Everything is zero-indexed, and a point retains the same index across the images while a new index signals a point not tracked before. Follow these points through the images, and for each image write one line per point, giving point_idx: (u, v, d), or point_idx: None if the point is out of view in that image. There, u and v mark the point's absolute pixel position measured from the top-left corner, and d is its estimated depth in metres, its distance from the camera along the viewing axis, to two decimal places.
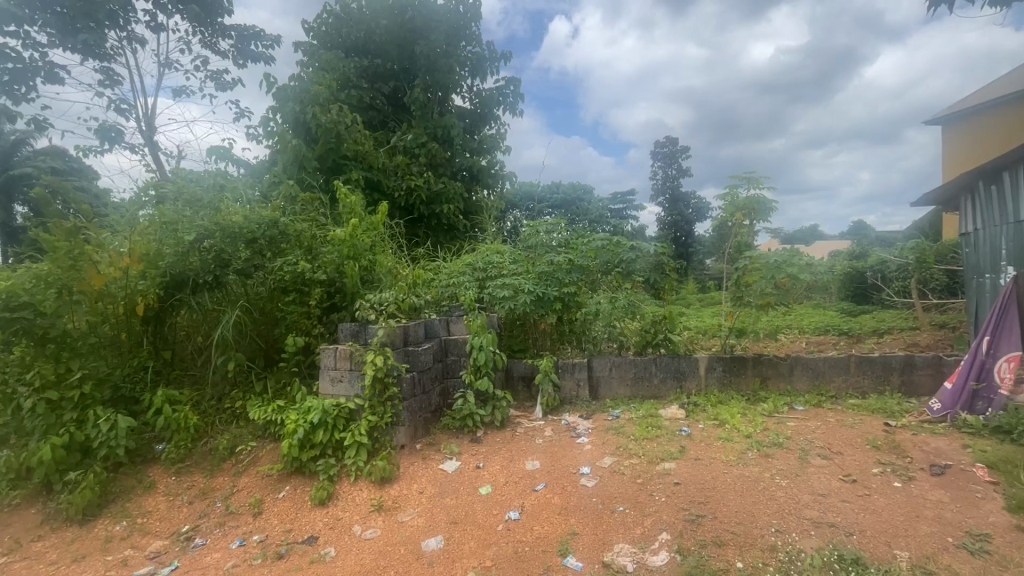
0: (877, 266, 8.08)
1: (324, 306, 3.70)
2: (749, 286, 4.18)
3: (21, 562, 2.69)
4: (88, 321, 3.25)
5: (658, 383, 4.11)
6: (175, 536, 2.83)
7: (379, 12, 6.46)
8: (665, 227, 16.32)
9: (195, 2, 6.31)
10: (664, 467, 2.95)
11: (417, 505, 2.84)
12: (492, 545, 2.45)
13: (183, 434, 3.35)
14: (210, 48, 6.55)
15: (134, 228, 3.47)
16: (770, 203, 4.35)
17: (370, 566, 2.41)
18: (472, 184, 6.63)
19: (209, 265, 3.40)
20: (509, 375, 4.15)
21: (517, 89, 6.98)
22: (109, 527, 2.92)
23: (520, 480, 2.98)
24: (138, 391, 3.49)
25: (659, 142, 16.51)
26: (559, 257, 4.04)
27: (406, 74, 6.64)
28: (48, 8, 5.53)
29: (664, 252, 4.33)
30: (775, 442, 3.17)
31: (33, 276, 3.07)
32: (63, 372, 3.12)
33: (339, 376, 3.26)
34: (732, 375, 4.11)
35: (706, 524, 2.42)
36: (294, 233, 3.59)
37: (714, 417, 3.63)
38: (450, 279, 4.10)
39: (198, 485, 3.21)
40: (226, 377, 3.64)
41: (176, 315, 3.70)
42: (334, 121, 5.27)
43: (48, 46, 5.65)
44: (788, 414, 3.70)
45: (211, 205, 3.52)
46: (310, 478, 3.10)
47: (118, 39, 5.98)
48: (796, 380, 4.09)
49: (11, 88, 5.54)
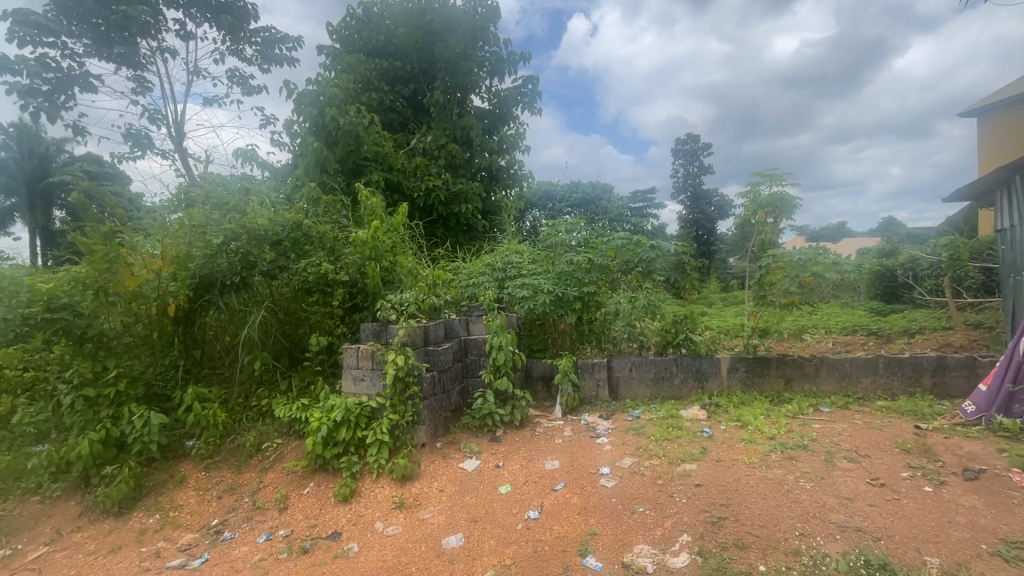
0: (908, 265, 7.81)
1: (346, 306, 3.83)
2: (773, 285, 4.10)
3: (62, 552, 2.84)
4: (123, 321, 3.39)
5: (679, 384, 4.07)
6: (205, 530, 2.93)
7: (398, 16, 6.56)
8: (686, 226, 16.07)
9: (223, 10, 6.49)
10: (685, 468, 2.93)
11: (437, 503, 2.87)
12: (512, 544, 2.47)
13: (213, 431, 3.45)
14: (237, 55, 6.73)
15: (165, 231, 3.59)
16: (794, 200, 4.25)
17: (391, 563, 2.45)
18: (491, 184, 6.67)
19: (235, 266, 3.47)
20: (528, 375, 4.16)
21: (535, 88, 6.99)
22: (144, 519, 3.03)
23: (540, 480, 2.99)
24: (170, 389, 3.60)
25: (679, 139, 16.29)
26: (578, 256, 4.03)
27: (426, 76, 6.71)
28: (85, 20, 5.77)
29: (686, 251, 4.23)
30: (800, 444, 3.11)
31: (72, 279, 3.22)
32: (99, 370, 3.26)
33: (361, 375, 3.32)
34: (755, 375, 4.04)
35: (728, 526, 2.39)
36: (317, 234, 3.69)
37: (736, 418, 3.58)
38: (470, 279, 4.15)
39: (227, 481, 3.30)
40: (252, 376, 3.73)
41: (206, 315, 3.79)
42: (353, 123, 5.31)
43: (85, 56, 5.88)
44: (814, 415, 3.62)
45: (237, 208, 3.63)
46: (333, 475, 3.16)
47: (151, 48, 6.20)
48: (822, 381, 4.00)
49: (51, 97, 5.79)
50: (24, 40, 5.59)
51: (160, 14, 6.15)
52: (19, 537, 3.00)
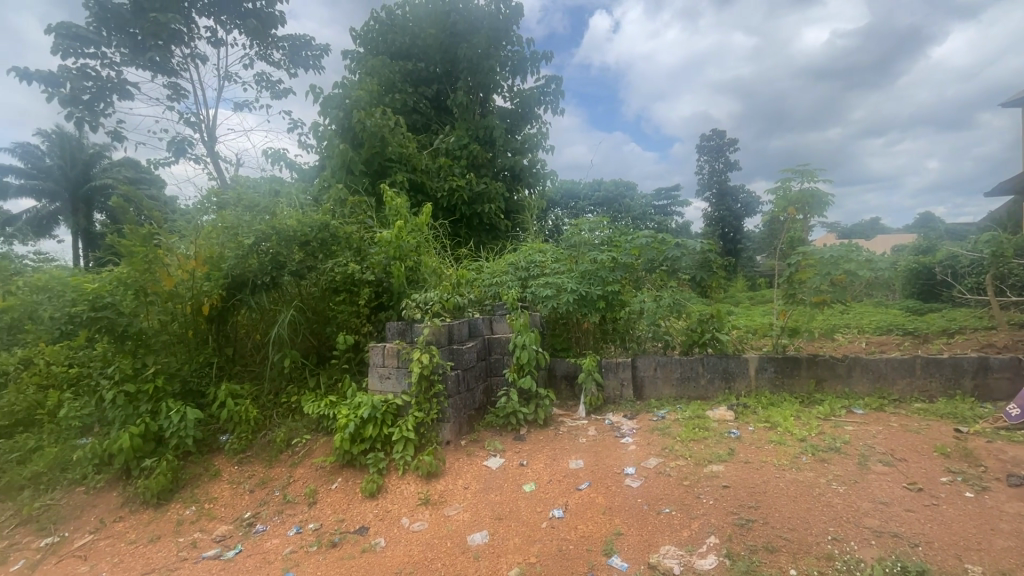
0: (947, 262, 7.49)
1: (372, 305, 3.88)
2: (803, 283, 4.00)
3: (105, 541, 2.98)
4: (160, 320, 3.49)
5: (706, 383, 4.00)
6: (238, 522, 3.02)
7: (422, 18, 6.63)
8: (712, 223, 15.74)
9: (252, 16, 6.65)
10: (712, 470, 2.88)
11: (463, 500, 2.90)
12: (537, 542, 2.48)
13: (245, 426, 3.55)
14: (265, 60, 6.90)
15: (198, 232, 3.70)
16: (827, 196, 4.14)
17: (418, 559, 2.48)
18: (514, 184, 6.67)
19: (266, 267, 3.59)
20: (552, 374, 4.15)
21: (558, 87, 6.99)
22: (181, 510, 3.15)
23: (564, 479, 2.98)
24: (204, 385, 3.70)
25: (704, 135, 16.00)
26: (602, 255, 4.02)
27: (449, 77, 6.78)
28: (122, 30, 6.04)
29: (712, 249, 4.13)
30: (831, 447, 3.03)
31: (114, 278, 3.36)
32: (138, 367, 3.40)
33: (387, 373, 3.38)
34: (784, 375, 3.95)
35: (757, 529, 2.35)
36: (344, 235, 3.78)
37: (765, 419, 3.51)
38: (494, 279, 4.18)
39: (258, 475, 3.39)
40: (282, 373, 3.82)
41: (238, 313, 3.88)
42: (378, 124, 5.39)
43: (122, 65, 6.13)
44: (846, 417, 3.52)
45: (267, 210, 3.74)
46: (360, 471, 3.22)
47: (184, 55, 6.41)
48: (855, 382, 3.89)
49: (92, 105, 6.04)
50: (66, 52, 5.86)
51: (192, 23, 6.38)
52: (66, 525, 3.16)
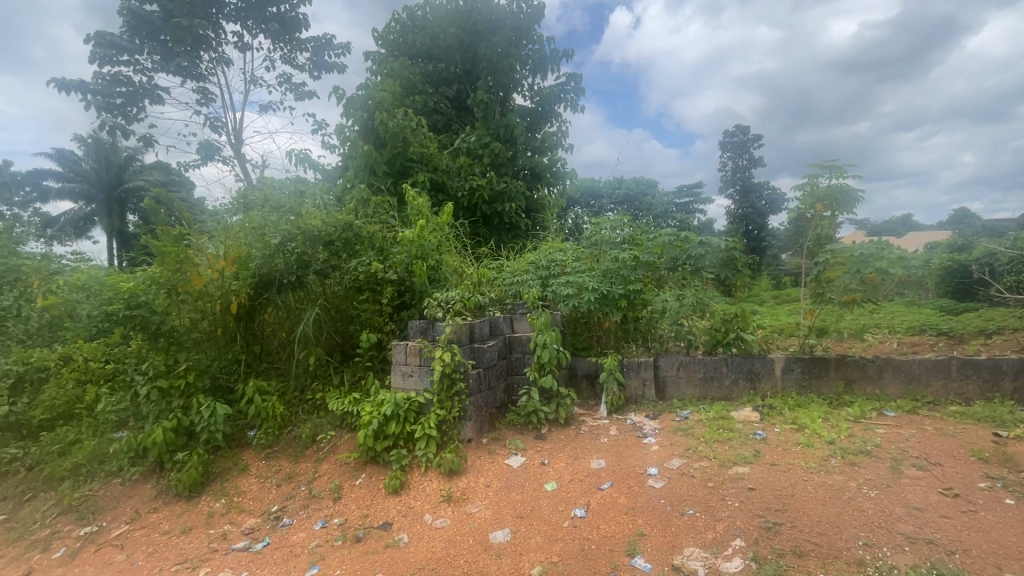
0: (984, 259, 7.20)
1: (395, 304, 3.92)
2: (831, 281, 3.91)
3: (141, 531, 3.10)
4: (191, 317, 3.60)
5: (730, 384, 3.94)
6: (266, 515, 3.10)
7: (442, 18, 6.66)
8: (735, 221, 15.42)
9: (275, 20, 6.78)
10: (737, 471, 2.83)
11: (485, 498, 2.91)
12: (559, 541, 2.48)
13: (272, 422, 3.63)
14: (289, 62, 7.03)
15: (227, 233, 3.80)
16: (856, 192, 4.03)
17: (440, 555, 2.51)
18: (534, 182, 6.65)
19: (291, 266, 3.67)
20: (572, 373, 4.13)
21: (578, 84, 6.95)
22: (211, 503, 3.24)
23: (586, 478, 2.97)
24: (233, 381, 3.80)
25: (727, 131, 15.71)
26: (623, 253, 4.00)
27: (469, 77, 6.81)
28: (154, 37, 6.22)
29: (737, 246, 4.03)
30: (862, 450, 2.95)
31: (149, 278, 3.47)
32: (171, 363, 3.46)
33: (409, 371, 3.42)
34: (812, 376, 3.86)
35: (784, 532, 2.30)
36: (367, 234, 3.84)
37: (792, 420, 3.43)
38: (515, 277, 4.21)
39: (285, 469, 3.46)
40: (308, 370, 3.89)
41: (265, 312, 3.97)
42: (400, 125, 5.45)
43: (154, 71, 6.33)
44: (878, 420, 3.42)
45: (293, 210, 3.82)
46: (383, 467, 3.26)
47: (211, 60, 6.58)
48: (886, 384, 3.77)
49: (125, 110, 6.26)
50: (101, 59, 6.08)
51: (219, 28, 6.55)
52: (104, 515, 3.29)
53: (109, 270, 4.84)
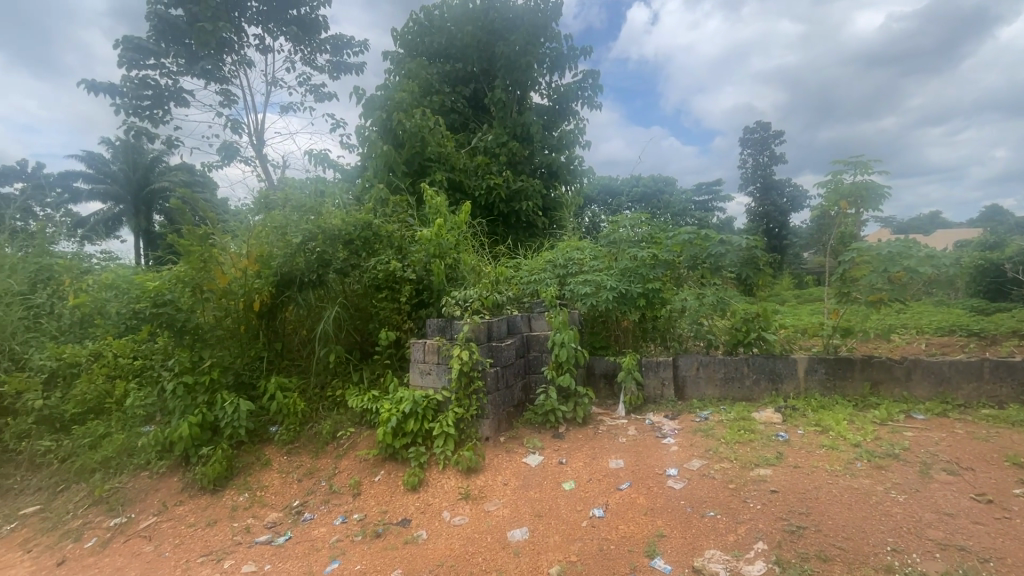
0: (1016, 258, 6.96)
1: (413, 302, 3.94)
2: (856, 281, 3.82)
3: (168, 523, 3.18)
4: (215, 315, 3.69)
5: (752, 385, 3.87)
6: (288, 510, 3.15)
7: (459, 17, 6.67)
8: (755, 219, 15.11)
9: (296, 22, 6.89)
10: (759, 474, 2.78)
11: (502, 496, 2.92)
12: (577, 541, 2.47)
13: (293, 418, 3.69)
14: (309, 64, 7.13)
15: (250, 232, 3.87)
16: (882, 189, 3.92)
17: (459, 552, 2.52)
18: (551, 181, 6.62)
19: (311, 265, 3.73)
20: (590, 372, 4.10)
21: (596, 82, 6.91)
22: (235, 497, 3.31)
23: (604, 478, 2.96)
24: (255, 377, 3.87)
25: (748, 128, 15.51)
26: (642, 252, 3.96)
27: (486, 76, 6.82)
28: (179, 41, 6.37)
29: (758, 245, 3.96)
30: (889, 453, 2.87)
31: (174, 277, 3.56)
32: (196, 359, 3.57)
33: (427, 369, 3.43)
34: (836, 378, 3.78)
35: (808, 536, 2.26)
36: (386, 233, 3.87)
37: (816, 422, 3.36)
38: (532, 276, 4.21)
39: (306, 465, 3.51)
40: (328, 367, 3.94)
41: (286, 310, 4.01)
42: (418, 125, 5.50)
43: (179, 74, 6.47)
44: (906, 423, 3.33)
45: (314, 210, 3.88)
46: (402, 464, 3.28)
47: (234, 62, 6.70)
48: (913, 386, 3.68)
49: (152, 113, 6.42)
50: (129, 64, 6.24)
51: (242, 32, 6.68)
52: (133, 506, 3.39)
53: (136, 269, 4.99)
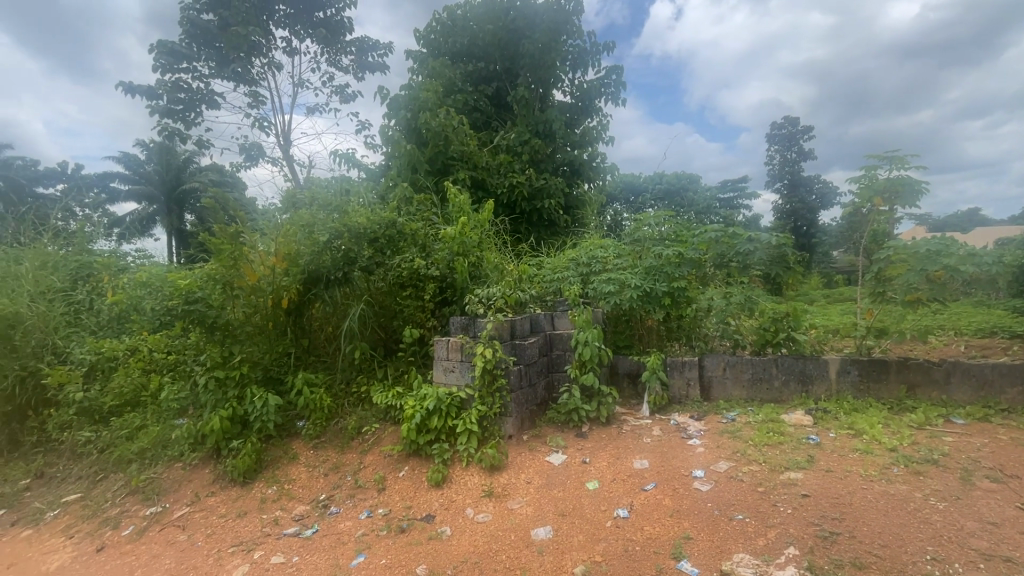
0: None
1: (436, 300, 3.96)
2: (892, 280, 3.70)
3: (200, 513, 3.28)
4: (245, 312, 3.74)
5: (781, 386, 3.78)
6: (315, 503, 3.21)
7: (482, 16, 6.68)
8: (782, 217, 14.56)
9: (323, 25, 7.00)
10: (790, 477, 2.72)
11: (526, 494, 2.91)
12: (602, 541, 2.45)
13: (319, 413, 3.75)
14: (335, 65, 7.24)
15: (278, 231, 3.94)
16: (920, 184, 3.77)
17: (483, 550, 2.53)
18: (573, 179, 6.60)
19: (338, 263, 3.80)
20: (613, 372, 4.07)
21: (619, 78, 6.83)
22: (264, 489, 3.38)
23: (629, 478, 2.93)
24: (283, 373, 3.94)
25: (776, 124, 15.17)
26: (667, 250, 3.90)
27: (509, 74, 6.81)
28: (211, 45, 6.54)
29: (788, 242, 3.86)
30: (927, 459, 2.77)
31: (206, 274, 3.66)
32: (227, 355, 3.63)
33: (451, 366, 3.45)
34: (870, 380, 3.66)
35: (842, 542, 2.20)
36: (410, 232, 3.90)
37: (848, 425, 3.26)
38: (555, 274, 4.19)
39: (332, 460, 3.57)
40: (353, 364, 3.99)
41: (313, 307, 4.10)
42: (442, 125, 5.55)
43: (210, 77, 6.64)
44: (944, 427, 3.20)
45: (340, 209, 3.95)
46: (426, 461, 3.31)
47: (262, 65, 6.85)
48: (953, 389, 3.53)
49: (185, 115, 6.61)
50: (163, 68, 6.43)
51: (270, 34, 6.81)
52: (167, 496, 3.50)
53: (169, 266, 5.20)
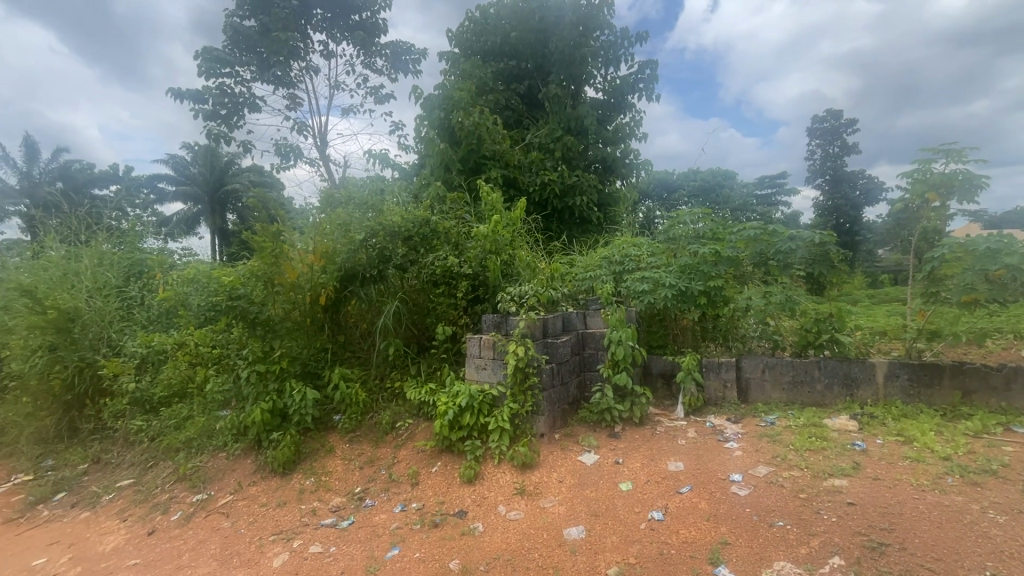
0: None
1: (469, 298, 3.98)
2: (947, 279, 3.50)
3: (243, 501, 3.41)
4: (285, 308, 3.83)
5: (823, 389, 3.64)
6: (350, 495, 3.28)
7: (514, 14, 6.66)
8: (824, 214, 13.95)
9: (359, 28, 7.14)
10: (834, 484, 2.61)
11: (558, 493, 2.90)
12: (636, 543, 2.42)
13: (355, 408, 3.83)
14: (370, 67, 7.36)
15: (315, 229, 4.04)
16: (980, 179, 3.56)
17: (516, 547, 2.53)
18: (606, 175, 6.52)
19: (374, 261, 3.87)
20: (647, 372, 4.00)
21: (654, 73, 6.71)
22: (302, 480, 3.49)
23: (663, 480, 2.88)
24: (320, 367, 4.03)
25: (817, 116, 14.55)
26: (703, 248, 3.80)
27: (540, 72, 6.78)
28: (253, 50, 6.77)
29: (831, 240, 3.75)
30: (985, 469, 2.62)
31: (248, 271, 3.74)
32: (268, 349, 3.75)
33: (483, 364, 3.47)
34: (921, 385, 3.48)
35: (892, 554, 2.10)
36: (443, 230, 3.94)
37: (897, 432, 3.11)
38: (587, 272, 4.15)
39: (367, 453, 3.64)
40: (387, 359, 4.08)
41: (349, 304, 4.18)
42: (475, 123, 5.57)
43: (252, 81, 6.87)
44: (1004, 436, 3.02)
45: (374, 208, 4.04)
46: (458, 457, 3.33)
47: (300, 68, 7.04)
48: (1014, 396, 3.32)
49: (228, 119, 6.86)
50: (209, 73, 6.70)
51: (308, 38, 7.00)
52: (212, 484, 3.65)
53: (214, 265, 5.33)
